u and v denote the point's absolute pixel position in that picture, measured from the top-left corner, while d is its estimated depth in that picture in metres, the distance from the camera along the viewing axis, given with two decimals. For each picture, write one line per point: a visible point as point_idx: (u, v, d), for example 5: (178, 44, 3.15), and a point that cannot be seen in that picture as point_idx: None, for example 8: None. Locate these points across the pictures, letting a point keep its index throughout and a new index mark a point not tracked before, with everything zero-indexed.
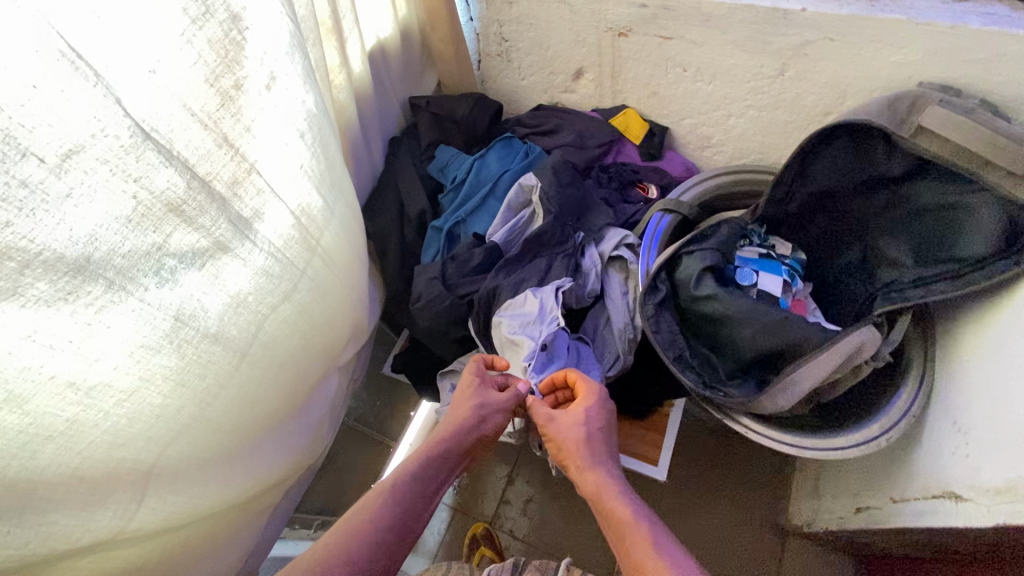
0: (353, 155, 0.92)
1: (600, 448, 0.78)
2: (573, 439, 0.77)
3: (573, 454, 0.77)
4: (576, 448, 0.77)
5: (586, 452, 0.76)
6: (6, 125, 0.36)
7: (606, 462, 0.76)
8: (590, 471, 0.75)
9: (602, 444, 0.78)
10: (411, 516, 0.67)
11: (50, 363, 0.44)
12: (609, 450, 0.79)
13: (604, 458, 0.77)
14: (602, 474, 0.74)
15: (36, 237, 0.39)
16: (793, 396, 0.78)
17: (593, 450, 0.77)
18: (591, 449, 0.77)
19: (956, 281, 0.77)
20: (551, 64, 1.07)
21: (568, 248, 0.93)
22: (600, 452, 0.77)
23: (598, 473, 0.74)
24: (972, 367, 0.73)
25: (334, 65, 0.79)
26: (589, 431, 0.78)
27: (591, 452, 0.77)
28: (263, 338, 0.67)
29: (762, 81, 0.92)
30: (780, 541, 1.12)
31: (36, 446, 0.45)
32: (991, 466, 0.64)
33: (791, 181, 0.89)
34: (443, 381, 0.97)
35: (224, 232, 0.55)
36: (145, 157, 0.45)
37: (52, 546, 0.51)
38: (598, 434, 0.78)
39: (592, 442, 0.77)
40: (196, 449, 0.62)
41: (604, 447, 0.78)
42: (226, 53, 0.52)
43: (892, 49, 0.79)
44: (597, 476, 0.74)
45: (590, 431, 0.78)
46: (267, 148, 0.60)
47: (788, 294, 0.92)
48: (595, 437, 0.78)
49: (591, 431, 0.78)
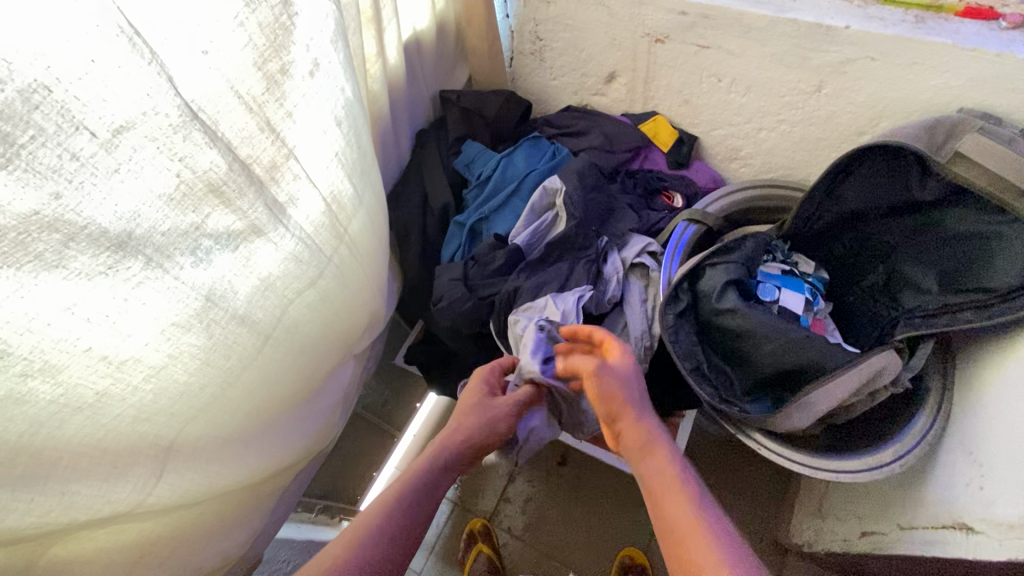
0: (381, 144, 0.92)
1: (643, 408, 0.76)
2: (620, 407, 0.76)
3: (618, 395, 0.76)
4: (621, 412, 0.76)
5: (629, 419, 0.75)
6: (63, 98, 0.36)
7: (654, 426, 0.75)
8: (641, 438, 0.73)
9: (645, 405, 0.77)
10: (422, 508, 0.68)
11: (85, 336, 0.44)
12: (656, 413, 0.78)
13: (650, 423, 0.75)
14: (654, 442, 0.72)
15: (83, 210, 0.40)
16: (810, 416, 0.78)
17: (638, 414, 0.75)
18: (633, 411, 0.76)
19: (983, 312, 0.76)
20: (584, 66, 1.07)
21: (589, 254, 0.93)
22: (644, 416, 0.75)
23: (647, 440, 0.73)
24: (992, 399, 0.73)
25: (371, 54, 0.79)
26: (629, 396, 0.77)
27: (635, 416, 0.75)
28: (287, 323, 0.67)
29: (798, 97, 0.91)
30: (779, 559, 1.13)
31: (64, 416, 0.46)
32: (1005, 500, 0.64)
33: (821, 199, 0.88)
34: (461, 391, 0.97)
35: (260, 216, 0.55)
36: (191, 138, 0.45)
37: (74, 516, 0.51)
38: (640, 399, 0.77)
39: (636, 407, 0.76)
40: (215, 428, 0.62)
41: (645, 409, 0.76)
42: (275, 37, 0.52)
43: (934, 73, 0.79)
44: (646, 443, 0.72)
45: (633, 397, 0.77)
46: (306, 135, 0.61)
47: (808, 312, 0.93)
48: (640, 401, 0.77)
49: (633, 397, 0.77)
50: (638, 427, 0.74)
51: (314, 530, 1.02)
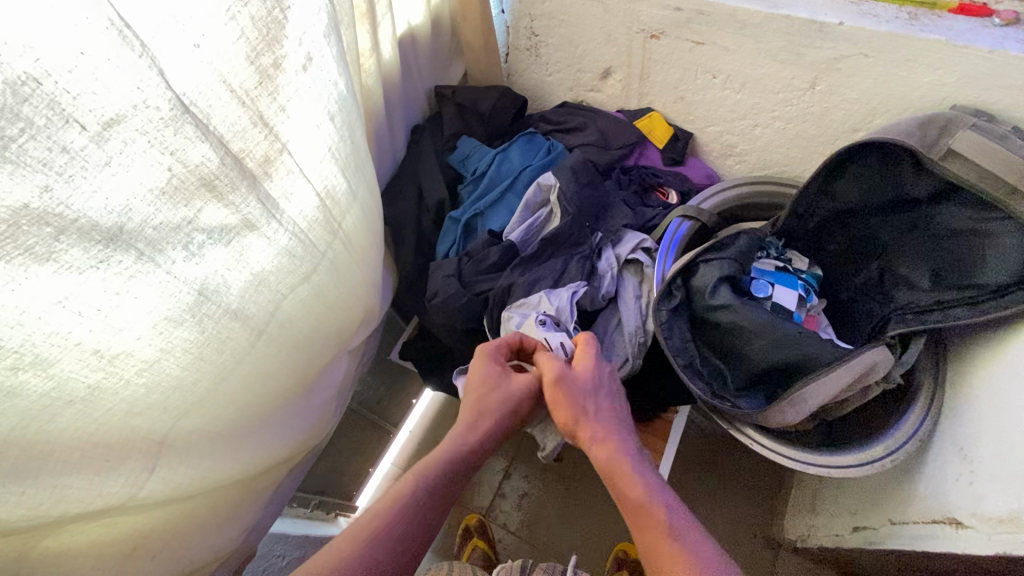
0: (376, 139, 0.92)
1: (607, 409, 0.78)
2: (573, 411, 0.77)
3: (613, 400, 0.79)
4: (577, 417, 0.77)
5: (589, 422, 0.76)
6: (53, 91, 0.36)
7: (612, 428, 0.76)
8: (599, 445, 0.74)
9: (608, 406, 0.78)
10: (434, 509, 0.67)
11: (76, 330, 0.44)
12: (622, 409, 0.80)
13: (607, 425, 0.76)
14: (611, 448, 0.74)
15: (74, 203, 0.40)
16: (801, 411, 0.78)
17: (597, 416, 0.77)
18: (591, 412, 0.77)
19: (974, 308, 0.77)
20: (579, 62, 1.07)
21: (583, 250, 0.94)
22: (603, 419, 0.76)
23: (603, 445, 0.74)
24: (983, 395, 0.73)
25: (365, 48, 0.79)
26: (592, 398, 0.78)
27: (592, 420, 0.76)
28: (280, 318, 0.68)
29: (792, 93, 0.91)
30: (773, 554, 1.13)
31: (55, 410, 0.46)
32: (995, 494, 0.65)
33: (814, 195, 0.89)
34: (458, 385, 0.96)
35: (253, 211, 0.55)
36: (183, 131, 0.45)
37: (64, 509, 0.51)
38: (604, 399, 0.78)
39: (594, 410, 0.77)
40: (207, 422, 0.62)
41: (608, 410, 0.78)
42: (268, 31, 0.52)
43: (927, 70, 0.79)
44: (603, 449, 0.74)
45: (595, 396, 0.78)
46: (299, 129, 0.61)
47: (801, 308, 0.94)
48: (603, 402, 0.78)
49: (593, 398, 0.78)
50: (596, 432, 0.75)
51: (309, 525, 1.02)
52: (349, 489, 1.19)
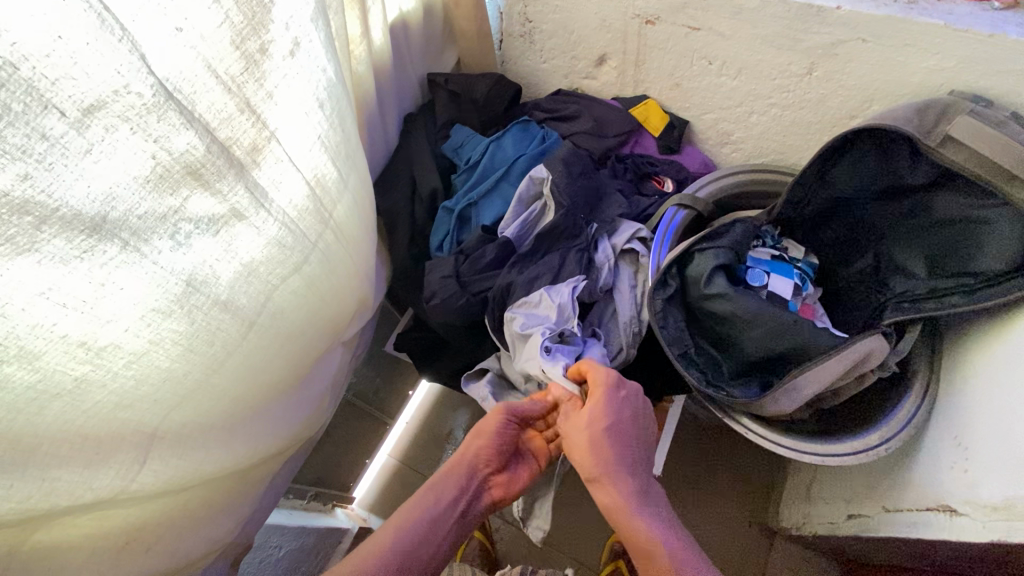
0: (368, 127, 0.91)
1: (615, 446, 0.75)
2: (576, 449, 0.76)
3: (623, 432, 0.76)
4: (579, 455, 0.76)
5: (591, 461, 0.74)
6: (30, 76, 0.35)
7: (616, 464, 0.74)
8: (601, 486, 0.74)
9: (614, 440, 0.75)
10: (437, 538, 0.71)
11: (61, 322, 0.43)
12: (631, 439, 0.77)
13: (609, 462, 0.74)
14: (612, 488, 0.73)
15: (55, 192, 0.39)
16: (797, 399, 0.78)
17: (599, 455, 0.75)
18: (595, 449, 0.75)
19: (971, 296, 0.76)
20: (574, 48, 1.06)
21: (581, 242, 0.92)
22: (614, 455, 0.75)
23: (604, 484, 0.74)
24: (977, 382, 0.73)
25: (355, 35, 0.78)
26: (594, 434, 0.75)
27: (593, 459, 0.74)
28: (271, 309, 0.67)
29: (788, 80, 0.90)
30: (768, 541, 1.14)
31: (43, 402, 0.45)
32: (990, 482, 0.65)
33: (812, 183, 0.88)
34: (466, 384, 0.95)
35: (241, 199, 0.55)
36: (166, 118, 0.44)
37: (54, 503, 0.49)
38: (615, 430, 0.76)
39: (597, 447, 0.75)
40: (199, 415, 0.61)
41: (612, 445, 0.75)
42: (253, 15, 0.51)
43: (924, 54, 0.78)
44: (605, 488, 0.74)
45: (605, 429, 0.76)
46: (287, 117, 0.60)
47: (797, 297, 0.93)
48: (607, 436, 0.75)
49: (595, 433, 0.75)
50: (597, 472, 0.74)
51: (304, 517, 1.02)
52: (346, 481, 1.19)
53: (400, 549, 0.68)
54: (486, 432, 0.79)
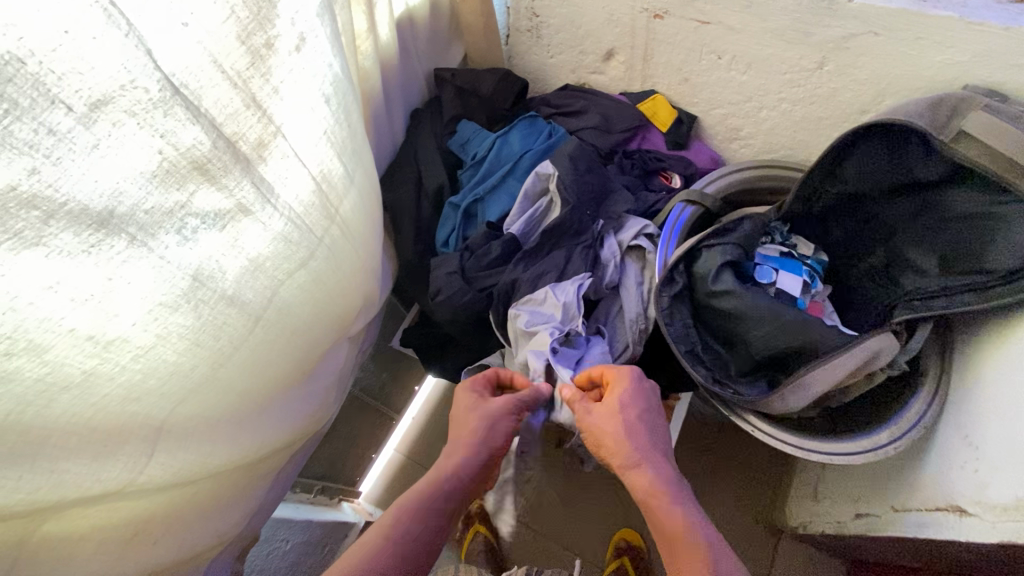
0: (375, 123, 0.91)
1: (641, 433, 0.73)
2: (611, 434, 0.73)
3: (648, 422, 0.75)
4: (614, 440, 0.73)
5: (629, 445, 0.72)
6: (37, 71, 0.35)
7: (653, 450, 0.72)
8: (638, 471, 0.71)
9: (649, 427, 0.74)
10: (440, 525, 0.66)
11: (70, 316, 0.43)
12: (661, 430, 0.76)
13: (647, 447, 0.72)
14: (651, 473, 0.70)
15: (62, 186, 0.39)
16: (804, 398, 0.78)
17: (637, 440, 0.73)
18: (621, 435, 0.73)
19: (983, 294, 0.75)
20: (582, 43, 1.05)
21: (585, 240, 0.93)
22: (643, 443, 0.72)
23: (642, 469, 0.71)
24: (988, 381, 0.72)
25: (362, 29, 0.77)
26: (629, 418, 0.74)
27: (631, 443, 0.72)
28: (278, 303, 0.67)
29: (799, 74, 0.89)
30: (774, 540, 1.14)
31: (52, 395, 0.45)
32: (1000, 482, 0.64)
33: (820, 179, 0.87)
34: (467, 377, 0.96)
35: (247, 195, 0.55)
36: (172, 113, 0.44)
37: (62, 495, 0.50)
38: (640, 419, 0.74)
39: (633, 432, 0.73)
40: (207, 408, 0.61)
41: (648, 431, 0.74)
42: (259, 10, 0.51)
43: (939, 48, 0.76)
44: (644, 474, 0.70)
45: (631, 417, 0.74)
46: (292, 112, 0.60)
47: (806, 294, 0.93)
48: (642, 422, 0.74)
49: (632, 419, 0.74)
50: (635, 456, 0.71)
51: (311, 511, 1.01)
52: (352, 476, 1.20)
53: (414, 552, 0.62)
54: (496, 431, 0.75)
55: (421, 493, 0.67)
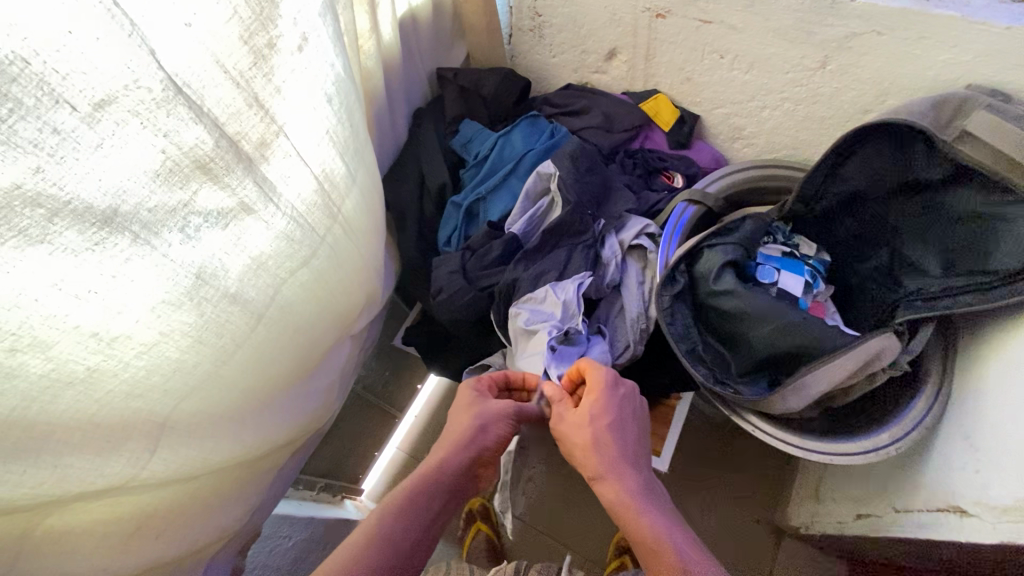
0: (377, 122, 0.91)
1: (610, 442, 0.72)
2: (578, 444, 0.73)
3: (617, 430, 0.73)
4: (582, 451, 0.72)
5: (595, 456, 0.71)
6: (42, 71, 0.35)
7: (621, 460, 0.71)
8: (604, 483, 0.69)
9: (619, 435, 0.73)
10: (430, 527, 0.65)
11: (74, 313, 0.44)
12: (635, 439, 0.74)
13: (613, 457, 0.71)
14: (617, 484, 0.69)
15: (66, 185, 0.39)
16: (804, 398, 0.78)
17: (605, 449, 0.71)
18: (588, 445, 0.72)
19: (986, 295, 0.75)
20: (584, 43, 1.05)
21: (587, 239, 0.92)
22: (610, 451, 0.71)
23: (609, 480, 0.69)
24: (991, 382, 0.72)
25: (364, 29, 0.77)
26: (596, 428, 0.73)
27: (596, 453, 0.71)
28: (280, 301, 0.68)
29: (802, 73, 0.88)
30: (775, 541, 1.14)
31: (57, 391, 0.46)
32: (1001, 484, 0.64)
33: (823, 178, 0.87)
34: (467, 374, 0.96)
35: (249, 193, 0.55)
36: (176, 112, 0.45)
37: (66, 489, 0.51)
38: (609, 427, 0.73)
39: (600, 442, 0.72)
40: (209, 405, 0.62)
41: (617, 439, 0.72)
42: (261, 11, 0.51)
43: (942, 47, 0.76)
44: (610, 485, 0.69)
45: (599, 426, 0.73)
46: (294, 112, 0.60)
47: (808, 294, 0.92)
48: (611, 430, 0.73)
49: (600, 427, 0.73)
50: (600, 467, 0.70)
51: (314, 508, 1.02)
52: (355, 474, 1.20)
53: (402, 548, 0.61)
54: (492, 431, 0.74)
55: (414, 488, 0.67)
